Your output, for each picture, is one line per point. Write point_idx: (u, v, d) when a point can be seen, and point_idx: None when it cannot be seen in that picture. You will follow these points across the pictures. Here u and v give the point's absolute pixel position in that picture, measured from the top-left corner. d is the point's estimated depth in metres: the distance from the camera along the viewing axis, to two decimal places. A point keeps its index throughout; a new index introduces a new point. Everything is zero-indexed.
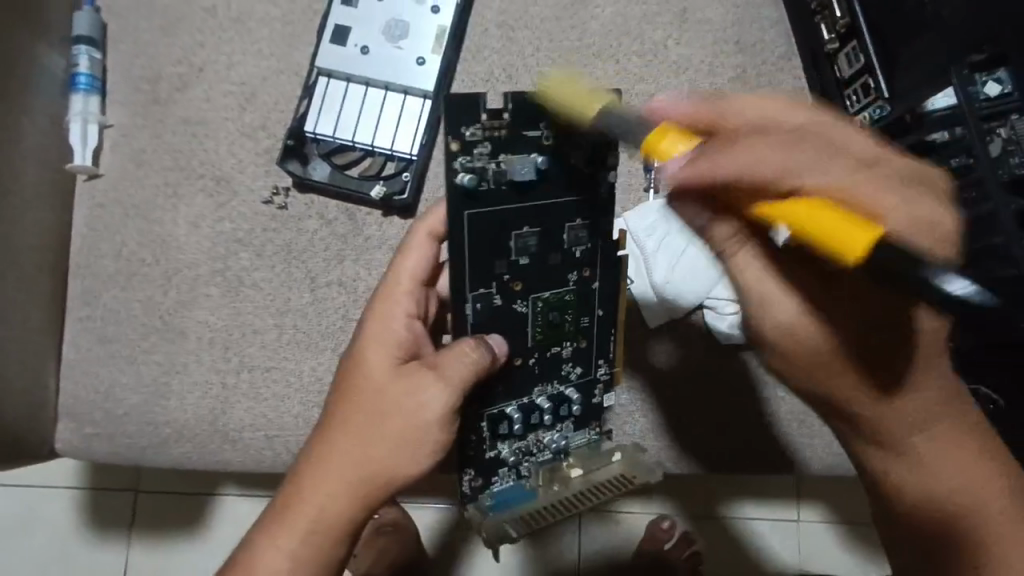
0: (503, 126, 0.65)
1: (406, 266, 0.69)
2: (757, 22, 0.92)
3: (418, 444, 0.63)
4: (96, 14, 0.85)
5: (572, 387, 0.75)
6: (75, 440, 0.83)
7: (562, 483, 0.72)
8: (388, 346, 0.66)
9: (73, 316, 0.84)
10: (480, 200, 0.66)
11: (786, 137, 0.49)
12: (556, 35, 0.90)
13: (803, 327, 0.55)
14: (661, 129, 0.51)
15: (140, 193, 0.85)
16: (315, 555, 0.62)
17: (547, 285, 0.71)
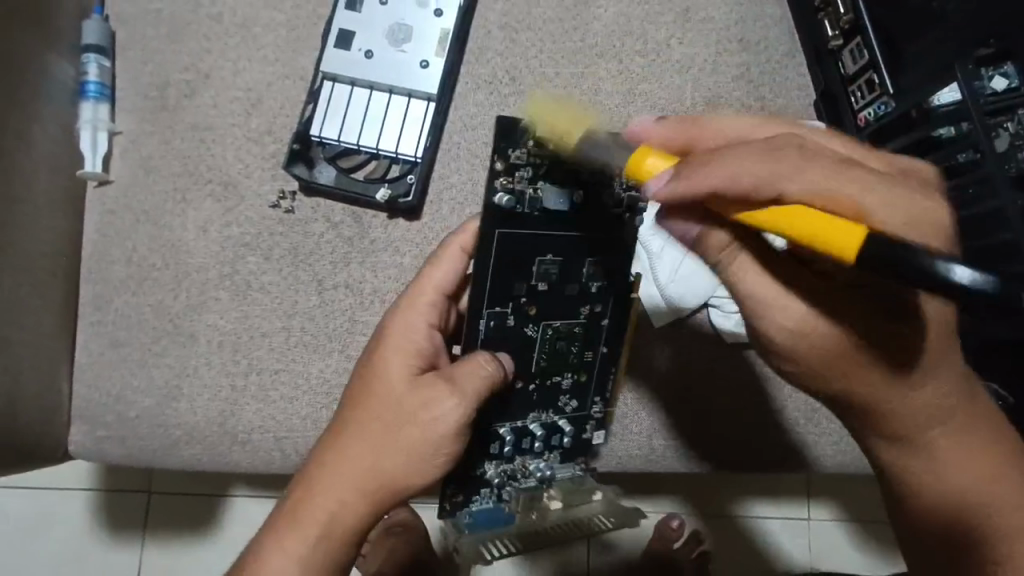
0: (548, 149, 0.66)
1: (433, 276, 0.70)
2: (760, 20, 0.92)
3: (431, 453, 0.64)
4: (104, 24, 0.87)
5: (566, 419, 0.80)
6: (88, 443, 0.84)
7: (540, 513, 0.79)
8: (407, 354, 0.68)
9: (86, 321, 0.85)
10: (513, 218, 0.69)
11: (761, 145, 0.47)
12: (559, 36, 0.90)
13: (813, 333, 0.53)
14: (643, 150, 0.51)
15: (149, 199, 0.86)
16: (319, 559, 0.61)
17: (557, 317, 0.75)
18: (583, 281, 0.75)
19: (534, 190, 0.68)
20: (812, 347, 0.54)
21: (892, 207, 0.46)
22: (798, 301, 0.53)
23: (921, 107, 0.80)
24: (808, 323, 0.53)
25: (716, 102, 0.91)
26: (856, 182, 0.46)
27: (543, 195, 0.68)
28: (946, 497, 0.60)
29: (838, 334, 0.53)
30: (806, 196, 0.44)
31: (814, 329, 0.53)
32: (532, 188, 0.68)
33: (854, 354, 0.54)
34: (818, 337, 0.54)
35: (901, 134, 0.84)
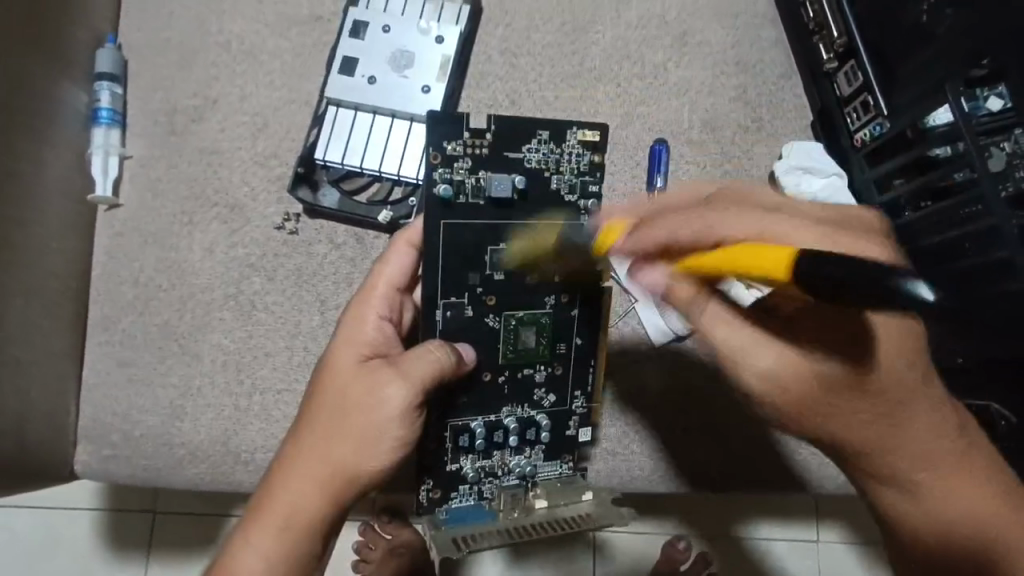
0: (483, 145, 0.73)
1: (386, 271, 0.72)
2: (756, 43, 0.94)
3: (383, 436, 0.64)
4: (118, 51, 0.90)
5: (543, 413, 0.79)
6: (93, 462, 0.85)
7: (524, 510, 0.76)
8: (355, 345, 0.68)
9: (93, 341, 0.87)
10: (457, 211, 0.73)
11: (707, 205, 0.56)
12: (558, 60, 0.92)
13: (782, 379, 0.54)
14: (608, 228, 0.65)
15: (157, 221, 0.88)
16: (284, 552, 0.62)
17: (517, 307, 0.76)
18: (544, 270, 0.76)
19: (475, 179, 0.73)
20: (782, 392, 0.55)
21: (826, 238, 0.52)
22: (765, 345, 0.54)
23: (915, 127, 0.80)
24: (775, 370, 0.54)
25: (712, 124, 0.92)
26: (779, 224, 0.52)
27: (485, 183, 0.73)
28: (939, 530, 0.58)
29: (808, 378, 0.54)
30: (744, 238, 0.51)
31: (786, 374, 0.54)
32: (473, 178, 0.73)
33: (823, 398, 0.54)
34: (790, 382, 0.54)
35: (898, 151, 0.84)
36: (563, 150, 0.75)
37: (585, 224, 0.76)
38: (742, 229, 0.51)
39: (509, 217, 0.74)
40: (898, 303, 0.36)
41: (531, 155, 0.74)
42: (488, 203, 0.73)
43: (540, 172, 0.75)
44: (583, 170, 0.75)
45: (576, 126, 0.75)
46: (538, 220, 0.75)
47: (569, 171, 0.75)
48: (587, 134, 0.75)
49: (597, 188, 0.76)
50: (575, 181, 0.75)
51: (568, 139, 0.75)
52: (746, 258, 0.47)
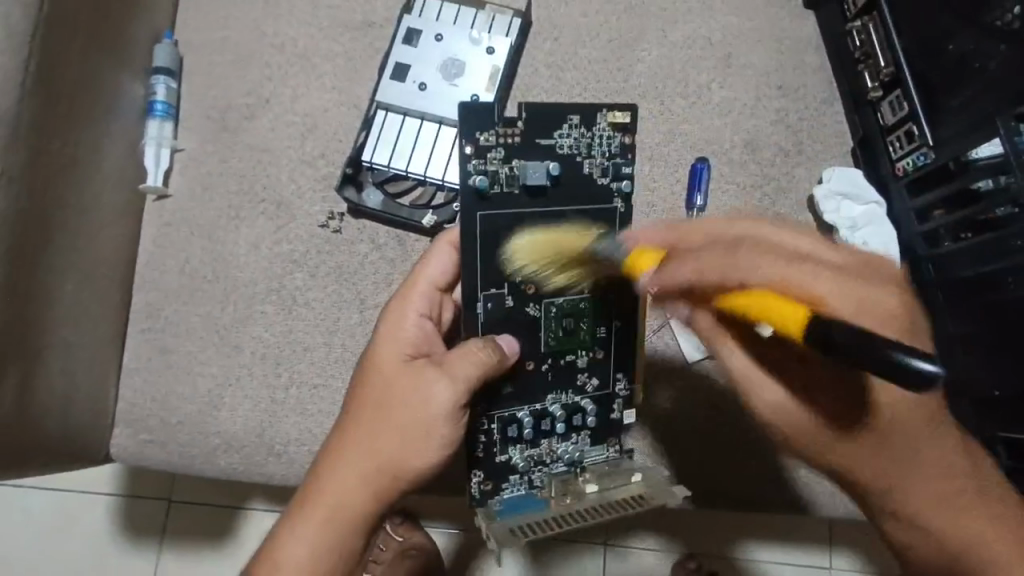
0: (515, 134, 0.72)
1: (429, 269, 0.73)
2: (799, 69, 0.95)
3: (428, 434, 0.66)
4: (174, 47, 0.92)
5: (587, 399, 0.77)
6: (129, 446, 0.86)
7: (575, 495, 0.72)
8: (400, 343, 0.70)
9: (137, 327, 0.89)
10: (492, 202, 0.72)
11: (754, 244, 0.53)
12: (603, 76, 0.94)
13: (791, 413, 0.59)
14: (641, 250, 0.60)
15: (204, 213, 0.90)
16: (331, 543, 0.65)
17: (558, 294, 0.74)
18: None
19: (509, 169, 0.72)
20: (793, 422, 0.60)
21: (842, 294, 0.51)
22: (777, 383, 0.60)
23: (958, 160, 0.82)
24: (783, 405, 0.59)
25: (754, 145, 0.93)
26: (804, 275, 0.50)
27: (519, 171, 0.72)
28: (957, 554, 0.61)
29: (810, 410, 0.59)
30: (764, 282, 0.49)
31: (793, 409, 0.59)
32: (506, 167, 0.72)
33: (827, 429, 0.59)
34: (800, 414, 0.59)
35: (939, 185, 0.86)
36: (592, 133, 0.74)
37: (617, 207, 0.75)
38: (768, 276, 0.49)
39: (545, 203, 0.73)
40: (898, 376, 0.38)
41: (562, 140, 0.74)
42: (524, 192, 0.72)
43: (572, 158, 0.74)
44: (614, 152, 0.75)
45: (605, 108, 0.74)
46: (572, 205, 0.74)
47: (600, 154, 0.74)
48: (615, 114, 0.74)
49: (630, 169, 0.75)
50: (607, 163, 0.75)
51: (597, 122, 0.74)
52: (772, 313, 0.47)
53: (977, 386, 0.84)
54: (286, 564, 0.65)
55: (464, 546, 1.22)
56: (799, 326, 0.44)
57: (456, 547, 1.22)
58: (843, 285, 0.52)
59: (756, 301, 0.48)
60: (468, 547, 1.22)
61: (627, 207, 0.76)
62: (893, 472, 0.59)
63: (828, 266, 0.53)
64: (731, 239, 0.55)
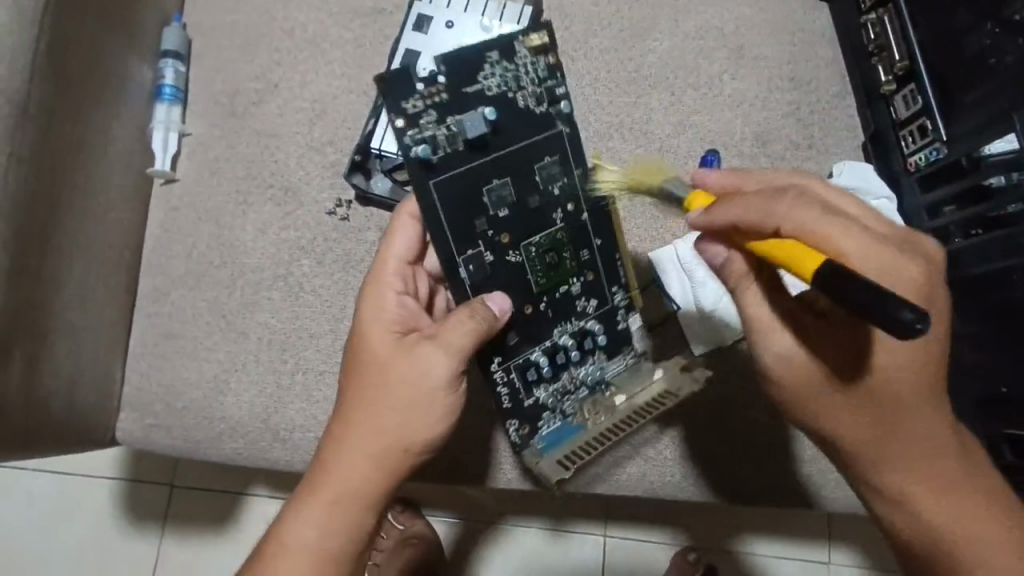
0: (440, 90, 0.73)
1: (395, 246, 0.73)
2: (812, 61, 0.94)
3: (429, 407, 0.67)
4: (183, 31, 0.92)
5: (592, 320, 0.81)
6: (134, 430, 0.87)
7: (607, 411, 0.82)
8: (383, 323, 0.70)
9: (143, 312, 0.89)
10: (442, 166, 0.73)
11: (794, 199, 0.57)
12: (614, 66, 0.93)
13: (803, 365, 0.61)
14: (694, 194, 0.65)
15: (212, 198, 0.90)
16: (342, 527, 0.66)
17: (531, 233, 0.77)
18: (543, 188, 0.77)
19: (447, 128, 0.73)
20: (798, 379, 0.62)
21: (868, 257, 0.54)
22: (791, 337, 0.61)
23: (970, 156, 0.82)
24: (792, 355, 0.62)
25: (765, 138, 0.93)
26: (841, 229, 0.54)
27: (458, 127, 0.73)
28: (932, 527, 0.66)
29: (818, 367, 0.61)
30: (795, 232, 0.53)
31: (802, 366, 0.62)
32: (445, 127, 0.73)
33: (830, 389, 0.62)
34: (812, 373, 0.62)
35: (949, 180, 0.85)
36: (516, 64, 0.76)
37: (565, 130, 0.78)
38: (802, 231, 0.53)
39: (490, 152, 0.75)
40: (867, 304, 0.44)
41: (489, 81, 0.75)
42: (467, 148, 0.74)
43: (505, 96, 0.75)
44: (545, 76, 0.77)
45: (520, 35, 0.76)
46: (520, 141, 0.76)
47: (530, 82, 0.76)
48: (532, 38, 0.76)
49: (562, 89, 0.78)
50: (541, 90, 0.77)
51: (519, 55, 0.76)
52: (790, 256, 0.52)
53: (984, 383, 0.84)
54: (293, 548, 0.65)
55: (464, 535, 1.22)
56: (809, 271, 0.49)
57: (456, 536, 1.22)
58: (881, 250, 0.55)
59: (775, 248, 0.53)
60: (469, 535, 1.22)
61: (573, 126, 0.78)
62: (884, 445, 0.63)
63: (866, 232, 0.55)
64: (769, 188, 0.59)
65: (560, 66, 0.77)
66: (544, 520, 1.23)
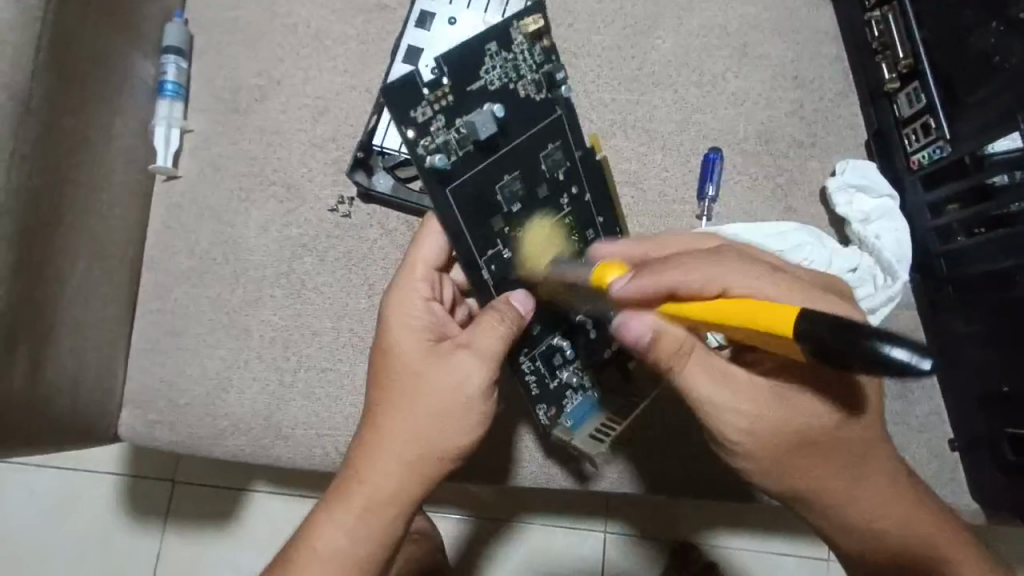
0: (445, 95, 0.73)
1: (423, 253, 0.75)
2: (816, 59, 0.94)
3: (463, 411, 0.69)
4: (185, 26, 0.92)
5: None
6: (137, 426, 0.87)
7: (626, 378, 0.83)
8: (415, 330, 0.72)
9: (146, 308, 0.89)
10: (454, 171, 0.73)
11: (714, 256, 0.59)
12: (618, 63, 0.93)
13: (748, 429, 0.64)
14: (604, 268, 0.61)
15: (214, 195, 0.90)
16: (375, 531, 0.67)
17: (546, 221, 0.77)
18: (551, 175, 0.77)
19: (456, 132, 0.73)
20: (749, 441, 0.65)
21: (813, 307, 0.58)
22: (734, 410, 0.64)
23: (974, 154, 0.82)
24: (742, 426, 0.64)
25: (768, 135, 0.93)
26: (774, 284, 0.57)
27: (467, 128, 0.73)
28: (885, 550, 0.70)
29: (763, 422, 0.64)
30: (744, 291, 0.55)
31: (756, 425, 0.64)
32: (453, 130, 0.73)
33: (780, 445, 0.65)
34: (758, 431, 0.64)
35: (954, 179, 0.85)
36: (514, 54, 0.76)
37: (563, 114, 0.78)
38: (746, 288, 0.55)
39: (500, 150, 0.75)
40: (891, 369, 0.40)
41: (491, 75, 0.75)
42: (478, 148, 0.74)
43: (508, 88, 0.75)
44: (541, 61, 0.77)
45: (517, 22, 0.75)
46: (526, 133, 0.76)
47: (528, 71, 0.76)
48: (528, 23, 0.75)
49: (562, 75, 0.78)
50: (539, 77, 0.77)
51: (515, 44, 0.75)
52: (748, 317, 0.49)
53: (986, 382, 0.85)
54: (323, 554, 0.65)
55: (466, 531, 1.23)
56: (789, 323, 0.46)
57: (458, 533, 1.22)
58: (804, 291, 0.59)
59: (722, 308, 0.51)
60: (470, 531, 1.23)
61: (572, 111, 0.79)
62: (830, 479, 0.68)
63: (794, 279, 0.60)
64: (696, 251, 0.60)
65: (554, 48, 0.77)
66: (545, 517, 1.23)
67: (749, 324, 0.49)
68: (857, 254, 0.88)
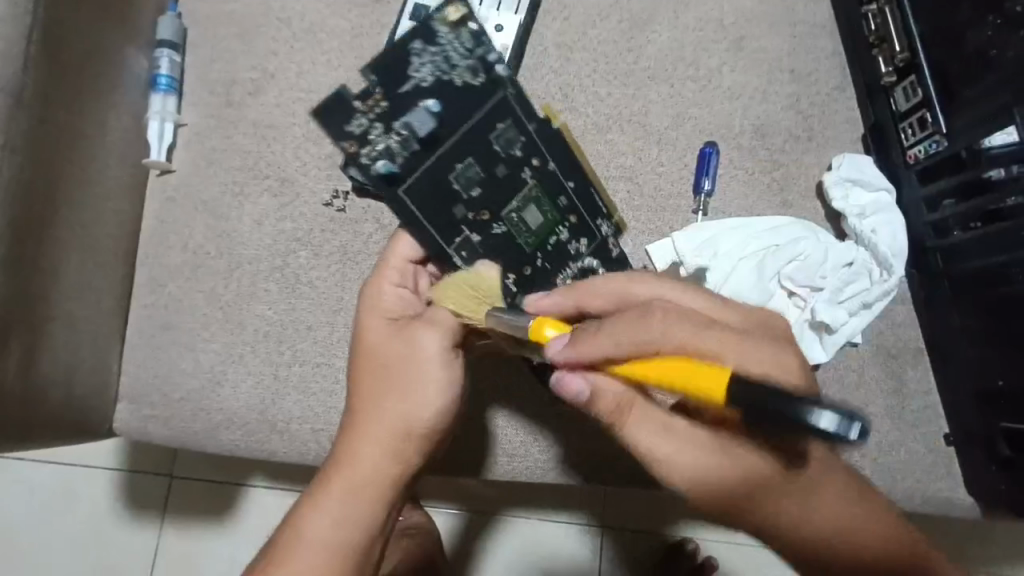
0: (381, 103, 0.76)
1: (398, 247, 0.75)
2: (813, 53, 0.93)
3: (428, 385, 0.70)
4: (178, 20, 0.91)
5: (588, 257, 0.84)
6: (132, 421, 0.86)
7: None
8: (380, 312, 0.72)
9: (140, 303, 0.88)
10: (403, 174, 0.76)
11: (646, 313, 0.54)
12: (613, 57, 0.92)
13: (695, 483, 0.60)
14: (537, 321, 0.60)
15: (208, 190, 0.90)
16: (353, 516, 0.66)
17: (508, 201, 0.80)
18: (504, 152, 0.80)
19: (399, 135, 0.76)
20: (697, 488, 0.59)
21: (748, 360, 0.53)
22: (679, 454, 0.60)
23: (970, 149, 0.81)
24: (691, 467, 0.59)
25: (765, 130, 0.92)
26: (714, 338, 0.53)
27: (409, 129, 0.77)
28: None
29: (716, 470, 0.59)
30: (677, 349, 0.51)
31: (704, 478, 0.59)
32: (396, 133, 0.77)
33: (730, 494, 0.59)
34: (704, 485, 0.59)
35: (951, 173, 0.85)
36: (442, 46, 0.79)
37: (505, 91, 0.80)
38: (676, 339, 0.51)
39: (444, 143, 0.77)
40: (815, 434, 0.40)
41: (422, 73, 0.78)
42: (422, 145, 0.77)
43: (441, 80, 0.79)
44: (471, 47, 0.80)
45: (436, 17, 0.79)
46: (467, 119, 0.79)
47: (460, 59, 0.79)
48: (447, 15, 0.79)
49: (494, 54, 0.81)
50: (472, 63, 0.80)
51: (439, 36, 0.79)
52: (680, 379, 0.49)
53: (982, 376, 0.85)
54: (310, 541, 0.64)
55: (463, 526, 1.23)
56: (722, 391, 0.46)
57: (454, 526, 1.23)
58: (738, 346, 0.53)
59: (655, 365, 0.51)
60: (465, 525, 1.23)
61: (515, 86, 0.81)
62: (789, 518, 0.61)
63: (733, 331, 0.55)
64: (631, 308, 0.57)
65: (482, 32, 0.80)
66: (542, 512, 1.23)
67: (683, 388, 0.48)
68: (853, 248, 0.89)
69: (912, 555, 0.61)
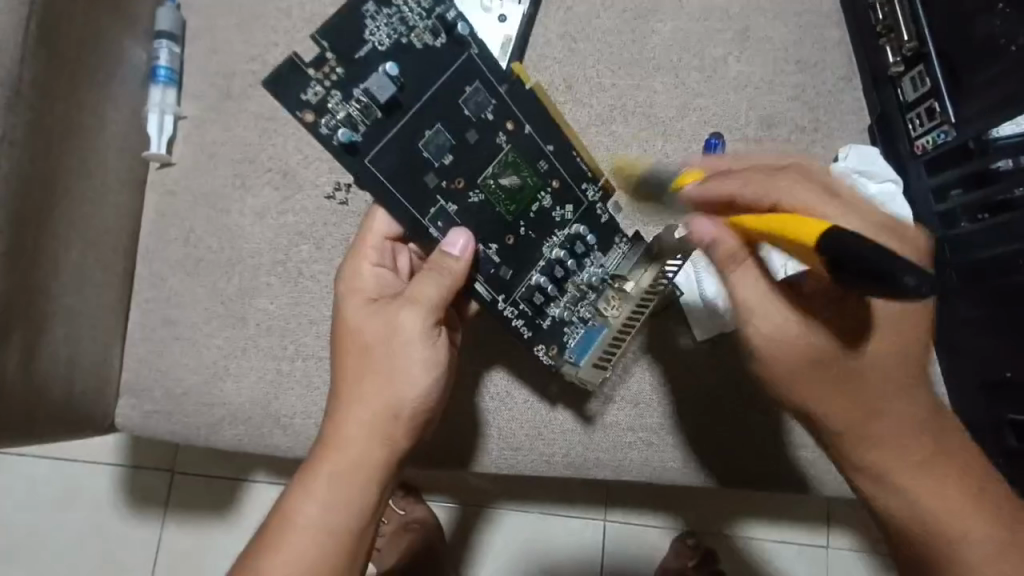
0: (333, 69, 0.69)
1: (374, 226, 0.77)
2: (819, 43, 0.92)
3: (405, 361, 0.70)
4: (177, 11, 0.90)
5: (575, 224, 0.80)
6: (134, 416, 0.86)
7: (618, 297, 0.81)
8: (360, 293, 0.74)
9: (141, 298, 0.88)
10: (365, 145, 0.71)
11: (768, 170, 0.63)
12: (617, 47, 0.91)
13: (782, 342, 0.63)
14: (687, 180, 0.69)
15: (209, 183, 0.89)
16: (341, 495, 0.67)
17: (482, 167, 0.76)
18: (476, 117, 0.75)
19: (356, 104, 0.70)
20: (780, 356, 0.64)
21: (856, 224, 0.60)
22: (780, 312, 0.63)
23: (978, 139, 0.81)
24: (780, 334, 0.63)
25: (770, 120, 0.91)
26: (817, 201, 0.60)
27: (368, 96, 0.70)
28: (913, 507, 0.65)
29: (807, 333, 0.63)
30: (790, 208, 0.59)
31: (788, 334, 0.63)
32: (354, 101, 0.70)
33: (818, 362, 0.63)
34: (787, 347, 0.63)
35: (956, 164, 0.84)
36: (397, 6, 0.72)
37: (470, 53, 0.74)
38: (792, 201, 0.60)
39: (406, 110, 0.73)
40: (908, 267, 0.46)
41: (377, 34, 0.71)
42: (385, 113, 0.72)
43: (400, 43, 0.72)
44: (430, 5, 0.73)
45: None
46: (431, 84, 0.73)
47: (418, 19, 0.72)
48: None
49: (454, 12, 0.73)
50: (432, 22, 0.73)
51: None
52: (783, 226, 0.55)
53: (987, 368, 0.84)
54: (302, 525, 0.65)
55: (465, 520, 1.23)
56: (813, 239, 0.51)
57: (456, 520, 1.23)
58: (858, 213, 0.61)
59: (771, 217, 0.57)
60: (468, 519, 1.23)
61: (482, 44, 0.75)
62: (859, 408, 0.64)
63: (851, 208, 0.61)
64: (749, 172, 0.63)
65: None
66: (541, 506, 1.23)
67: (788, 230, 0.54)
68: None
69: (952, 482, 0.65)
